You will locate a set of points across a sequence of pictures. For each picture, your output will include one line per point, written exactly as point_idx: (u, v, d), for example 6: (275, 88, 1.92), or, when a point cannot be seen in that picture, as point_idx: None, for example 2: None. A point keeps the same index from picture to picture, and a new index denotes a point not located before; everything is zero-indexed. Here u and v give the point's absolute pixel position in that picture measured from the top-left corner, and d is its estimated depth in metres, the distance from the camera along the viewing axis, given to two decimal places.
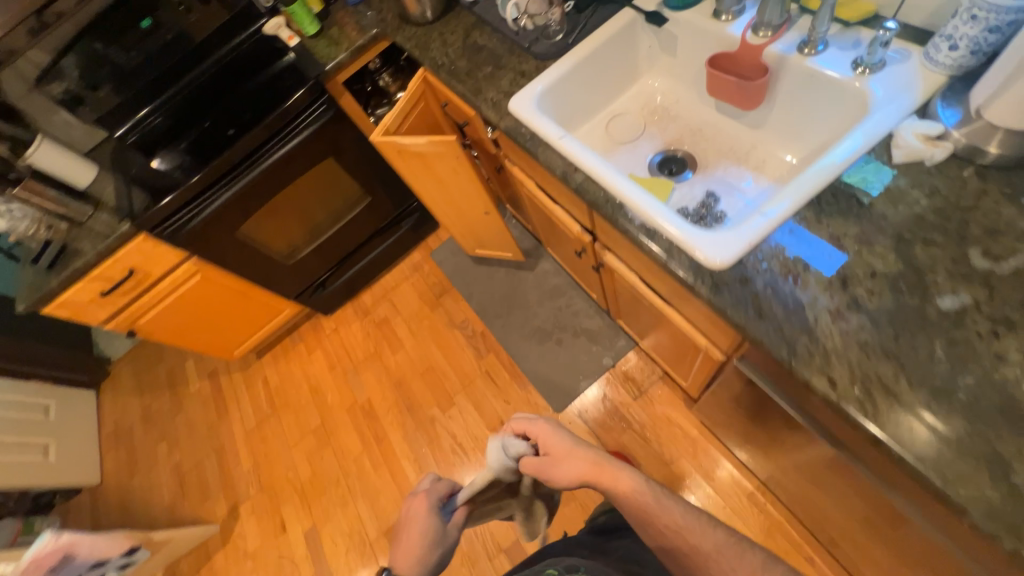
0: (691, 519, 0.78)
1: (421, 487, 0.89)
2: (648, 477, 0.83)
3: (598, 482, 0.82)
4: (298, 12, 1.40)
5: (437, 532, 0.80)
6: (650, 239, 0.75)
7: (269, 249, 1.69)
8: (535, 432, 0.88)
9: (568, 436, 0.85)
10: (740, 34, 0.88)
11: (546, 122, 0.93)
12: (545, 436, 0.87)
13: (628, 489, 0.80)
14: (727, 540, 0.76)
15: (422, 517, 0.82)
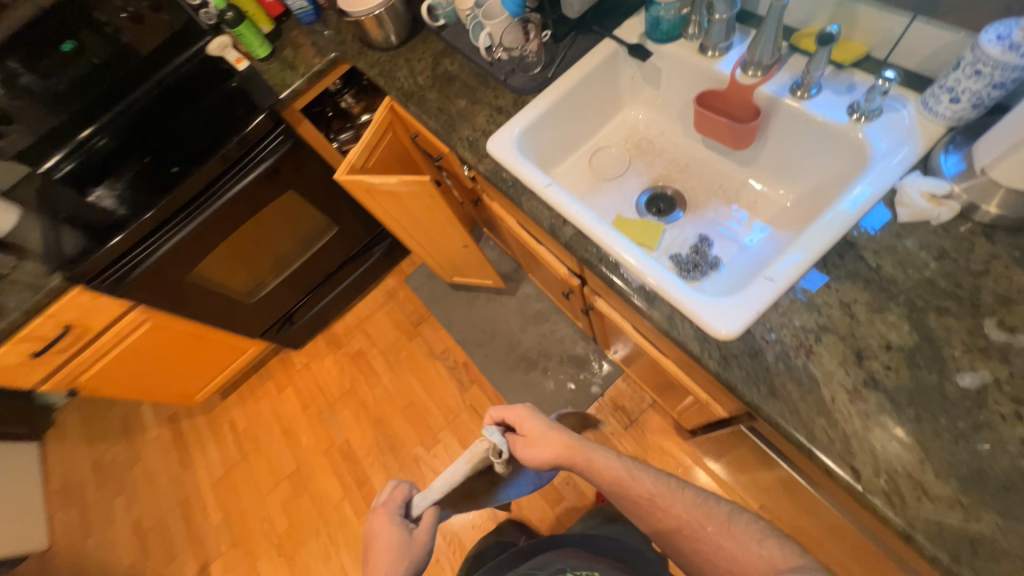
0: (662, 487, 0.77)
1: (380, 499, 0.77)
2: (620, 453, 0.82)
3: (573, 463, 0.81)
4: (247, 36, 1.27)
5: (405, 542, 0.70)
6: (649, 304, 0.69)
7: (228, 290, 1.54)
8: (513, 418, 0.86)
9: (545, 420, 0.84)
10: (729, 72, 0.84)
11: (529, 167, 0.86)
12: (522, 421, 0.85)
13: (602, 465, 0.79)
14: (697, 500, 0.75)
15: (385, 530, 0.71)
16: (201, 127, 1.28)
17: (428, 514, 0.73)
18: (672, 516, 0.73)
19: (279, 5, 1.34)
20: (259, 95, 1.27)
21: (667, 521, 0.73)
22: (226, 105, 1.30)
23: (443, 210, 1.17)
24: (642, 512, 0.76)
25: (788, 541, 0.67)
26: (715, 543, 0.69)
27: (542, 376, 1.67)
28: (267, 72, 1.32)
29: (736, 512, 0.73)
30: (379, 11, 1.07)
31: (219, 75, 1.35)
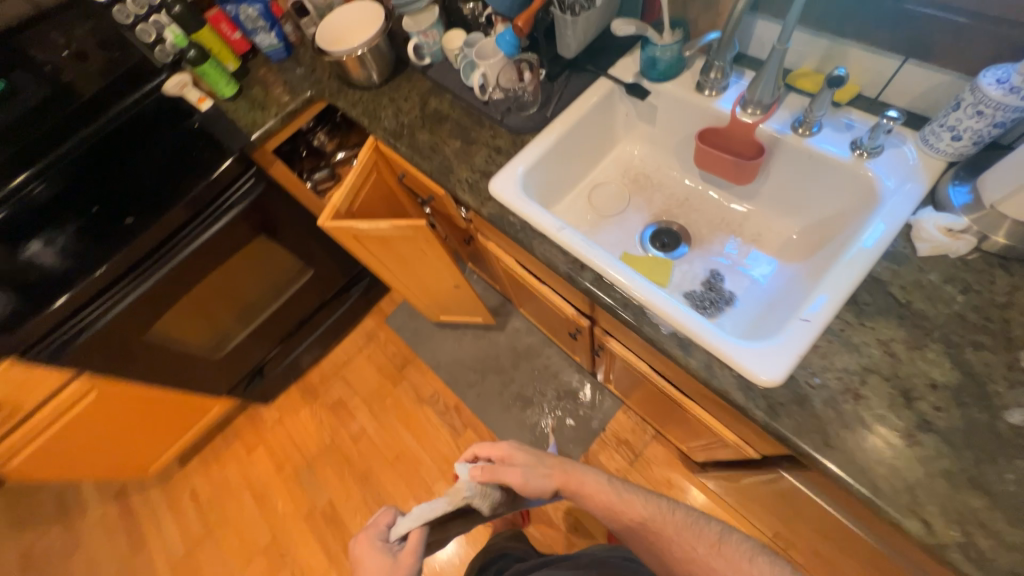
0: (650, 507, 0.78)
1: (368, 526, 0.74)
2: (608, 475, 0.84)
3: (566, 490, 0.82)
4: (209, 74, 1.17)
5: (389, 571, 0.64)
6: (684, 351, 0.66)
7: (190, 347, 1.39)
8: (498, 453, 0.85)
9: (530, 453, 0.84)
10: (729, 110, 0.84)
11: (538, 209, 0.82)
12: (507, 455, 0.84)
13: (590, 487, 0.81)
14: (688, 520, 0.76)
15: (368, 560, 0.66)
16: (159, 172, 1.16)
17: (412, 535, 0.67)
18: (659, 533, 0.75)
19: (245, 43, 1.25)
20: (225, 137, 1.17)
21: (657, 540, 0.75)
22: (187, 148, 1.19)
23: (436, 252, 1.11)
24: (636, 534, 0.77)
25: (776, 556, 0.69)
26: (702, 557, 0.72)
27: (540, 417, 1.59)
28: (234, 111, 1.22)
29: (727, 532, 0.74)
30: (362, 51, 1.02)
31: (178, 116, 1.24)
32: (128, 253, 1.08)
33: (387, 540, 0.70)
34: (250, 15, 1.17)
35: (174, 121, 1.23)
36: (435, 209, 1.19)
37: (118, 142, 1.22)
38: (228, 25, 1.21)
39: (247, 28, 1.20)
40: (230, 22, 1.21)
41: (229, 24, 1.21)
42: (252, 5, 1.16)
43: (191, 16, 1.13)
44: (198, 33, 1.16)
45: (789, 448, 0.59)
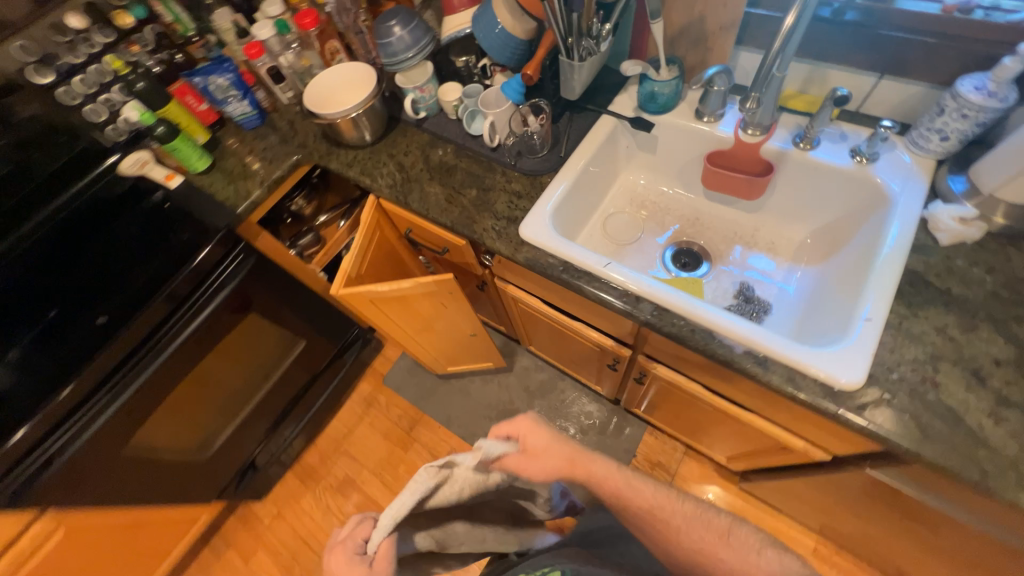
0: (661, 495, 0.71)
1: (338, 536, 0.62)
2: (623, 464, 0.72)
3: (576, 476, 0.70)
4: (184, 151, 1.09)
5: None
6: (763, 368, 0.67)
7: (174, 453, 1.21)
8: (518, 428, 0.72)
9: (552, 431, 0.71)
10: (731, 133, 0.90)
11: (577, 248, 0.82)
12: (525, 429, 0.71)
13: (604, 471, 0.70)
14: (696, 510, 0.70)
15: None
16: (129, 261, 1.03)
17: (386, 544, 0.57)
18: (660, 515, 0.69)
19: (213, 112, 1.18)
20: (205, 213, 1.07)
21: (672, 529, 0.68)
22: (159, 229, 1.07)
23: (457, 303, 1.06)
24: (648, 528, 0.70)
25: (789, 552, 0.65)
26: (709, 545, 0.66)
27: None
28: (210, 185, 1.13)
29: (736, 522, 0.69)
30: (357, 113, 0.99)
31: (139, 195, 1.12)
32: (105, 359, 0.94)
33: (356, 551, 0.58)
34: (219, 85, 1.11)
35: (137, 201, 1.11)
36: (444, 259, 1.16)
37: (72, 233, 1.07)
38: (194, 96, 1.13)
39: (217, 98, 1.14)
40: (196, 93, 1.14)
41: (195, 95, 1.14)
42: (223, 75, 1.10)
43: (155, 89, 1.03)
44: (165, 108, 1.06)
45: (887, 446, 0.61)
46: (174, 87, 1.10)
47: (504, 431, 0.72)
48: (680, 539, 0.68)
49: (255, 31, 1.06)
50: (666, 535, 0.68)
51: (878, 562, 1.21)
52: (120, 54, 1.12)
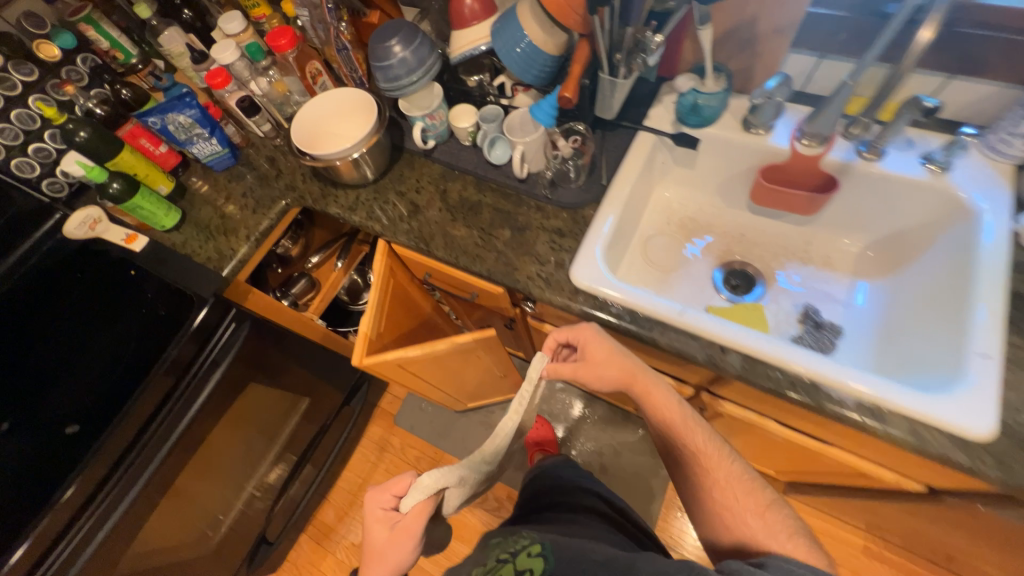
0: (715, 447, 0.69)
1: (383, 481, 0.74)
2: (683, 400, 0.73)
3: (632, 391, 0.74)
4: (148, 209, 0.91)
5: (393, 533, 0.67)
6: (882, 423, 0.60)
7: (179, 552, 1.05)
8: (578, 336, 0.73)
9: (615, 343, 0.73)
10: (787, 145, 0.82)
11: (646, 294, 0.72)
12: (588, 339, 0.73)
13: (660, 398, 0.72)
14: None
15: (373, 524, 0.68)
16: (95, 352, 0.86)
17: (415, 509, 0.66)
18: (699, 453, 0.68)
19: (174, 154, 1.00)
20: (189, 283, 0.90)
21: (720, 488, 0.65)
22: (128, 308, 0.89)
23: (493, 353, 0.96)
24: None
25: None
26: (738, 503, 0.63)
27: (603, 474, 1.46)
28: (182, 245, 0.96)
29: (780, 503, 0.63)
30: (358, 154, 0.84)
31: (97, 269, 0.93)
32: (84, 479, 0.77)
33: (387, 505, 0.70)
34: (181, 123, 0.93)
35: (96, 276, 0.92)
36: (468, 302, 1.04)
37: (6, 323, 0.86)
38: (149, 139, 0.95)
39: (178, 139, 0.96)
40: (151, 135, 0.95)
41: (152, 138, 0.95)
42: (183, 111, 0.92)
43: (102, 137, 0.85)
44: (117, 159, 0.88)
45: None
46: (122, 131, 0.91)
47: (563, 338, 0.74)
48: (714, 499, 0.65)
49: (214, 54, 0.90)
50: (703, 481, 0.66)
51: (935, 557, 1.20)
52: (50, 94, 0.93)
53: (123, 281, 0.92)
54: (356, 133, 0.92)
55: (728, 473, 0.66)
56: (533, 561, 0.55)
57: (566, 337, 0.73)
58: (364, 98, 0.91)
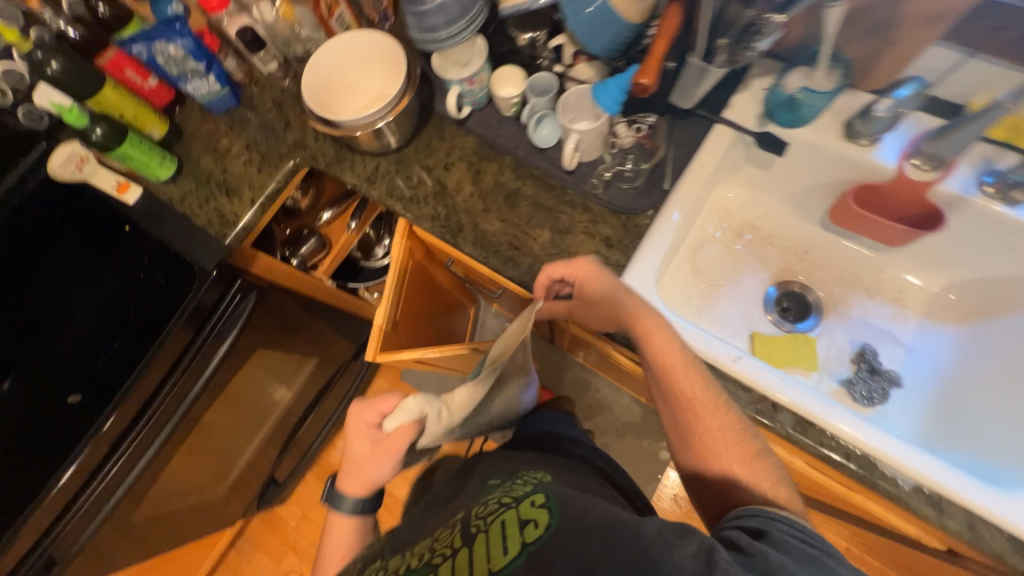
0: (713, 397, 0.59)
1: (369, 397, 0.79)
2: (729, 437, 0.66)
3: (630, 330, 0.63)
4: (138, 160, 0.79)
5: (376, 449, 0.73)
6: (939, 513, 0.55)
7: (193, 495, 1.10)
8: (576, 271, 0.66)
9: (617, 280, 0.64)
10: (895, 165, 0.68)
11: (699, 332, 0.65)
12: (589, 274, 0.65)
13: (663, 342, 0.60)
14: None
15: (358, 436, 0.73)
16: (99, 319, 0.82)
17: (400, 430, 0.72)
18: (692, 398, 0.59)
19: (166, 88, 0.86)
20: (193, 250, 0.81)
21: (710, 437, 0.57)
22: (129, 273, 0.83)
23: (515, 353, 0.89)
24: None
25: None
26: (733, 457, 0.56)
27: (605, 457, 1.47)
28: (180, 201, 0.85)
29: None
30: (384, 123, 0.72)
31: (97, 224, 0.85)
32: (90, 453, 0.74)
33: (374, 422, 0.75)
34: (171, 56, 0.77)
35: (93, 232, 0.85)
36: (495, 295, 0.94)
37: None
38: (136, 70, 0.80)
39: (169, 73, 0.81)
40: (137, 64, 0.80)
41: (139, 68, 0.80)
42: (173, 40, 0.76)
43: (77, 69, 0.71)
44: (98, 96, 0.74)
45: None
46: (103, 58, 0.76)
47: (558, 273, 0.67)
48: (705, 449, 0.57)
49: None
50: (692, 428, 0.58)
51: None
52: None
53: (122, 239, 0.84)
54: (384, 87, 0.78)
55: (719, 417, 0.58)
56: (536, 512, 0.56)
57: (562, 267, 0.66)
58: (388, 42, 0.75)
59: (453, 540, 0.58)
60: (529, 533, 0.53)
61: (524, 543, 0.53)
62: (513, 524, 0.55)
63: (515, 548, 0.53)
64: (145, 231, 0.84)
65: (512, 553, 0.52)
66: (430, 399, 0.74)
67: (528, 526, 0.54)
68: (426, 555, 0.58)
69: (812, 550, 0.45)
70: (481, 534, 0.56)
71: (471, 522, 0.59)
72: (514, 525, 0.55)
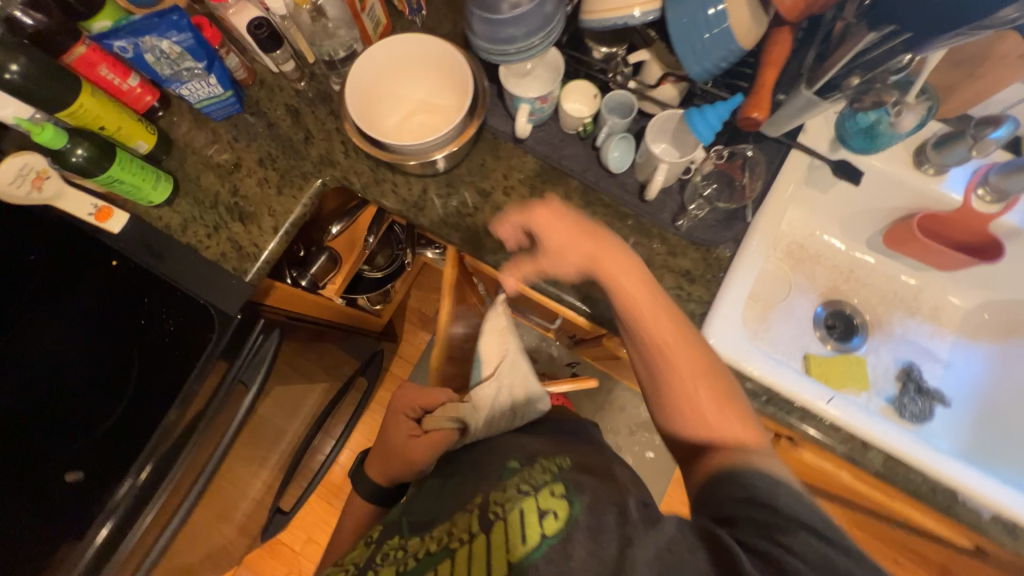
0: (690, 347, 0.56)
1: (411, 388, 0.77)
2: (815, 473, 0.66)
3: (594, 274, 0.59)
4: (131, 185, 0.64)
5: (409, 443, 0.71)
6: (1013, 538, 0.59)
7: (202, 544, 0.99)
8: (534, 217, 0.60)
9: (577, 218, 0.59)
10: (962, 196, 0.69)
11: (788, 373, 0.64)
12: (548, 217, 0.59)
13: (629, 289, 0.57)
14: None
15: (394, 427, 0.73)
16: (93, 380, 0.68)
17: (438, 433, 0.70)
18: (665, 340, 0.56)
19: (148, 89, 0.70)
20: (210, 295, 0.69)
21: (686, 382, 0.55)
22: (125, 321, 0.69)
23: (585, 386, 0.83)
24: None
25: None
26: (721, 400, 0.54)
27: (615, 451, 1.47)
28: (181, 230, 0.71)
29: None
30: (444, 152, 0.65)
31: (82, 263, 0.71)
32: (101, 548, 0.61)
33: (411, 416, 0.73)
34: (165, 53, 0.63)
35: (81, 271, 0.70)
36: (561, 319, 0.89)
37: None
38: (113, 68, 0.64)
39: (158, 74, 0.66)
40: (116, 62, 0.65)
41: (119, 68, 0.65)
42: (167, 36, 0.61)
43: (47, 74, 0.56)
44: (75, 108, 0.59)
45: None
46: (72, 57, 0.60)
47: (516, 221, 0.62)
48: (687, 397, 0.55)
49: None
50: (666, 375, 0.56)
51: None
52: None
53: (112, 279, 0.70)
54: (433, 96, 0.71)
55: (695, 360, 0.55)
56: (556, 503, 0.50)
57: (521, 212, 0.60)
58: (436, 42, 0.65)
59: (469, 525, 0.53)
60: (549, 525, 0.48)
61: (541, 536, 0.48)
62: (532, 514, 0.50)
63: (534, 538, 0.48)
64: (141, 269, 0.70)
65: (531, 543, 0.48)
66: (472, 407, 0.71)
67: (545, 517, 0.49)
68: (443, 538, 0.54)
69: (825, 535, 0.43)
70: (498, 522, 0.51)
71: (487, 508, 0.53)
72: (533, 514, 0.49)
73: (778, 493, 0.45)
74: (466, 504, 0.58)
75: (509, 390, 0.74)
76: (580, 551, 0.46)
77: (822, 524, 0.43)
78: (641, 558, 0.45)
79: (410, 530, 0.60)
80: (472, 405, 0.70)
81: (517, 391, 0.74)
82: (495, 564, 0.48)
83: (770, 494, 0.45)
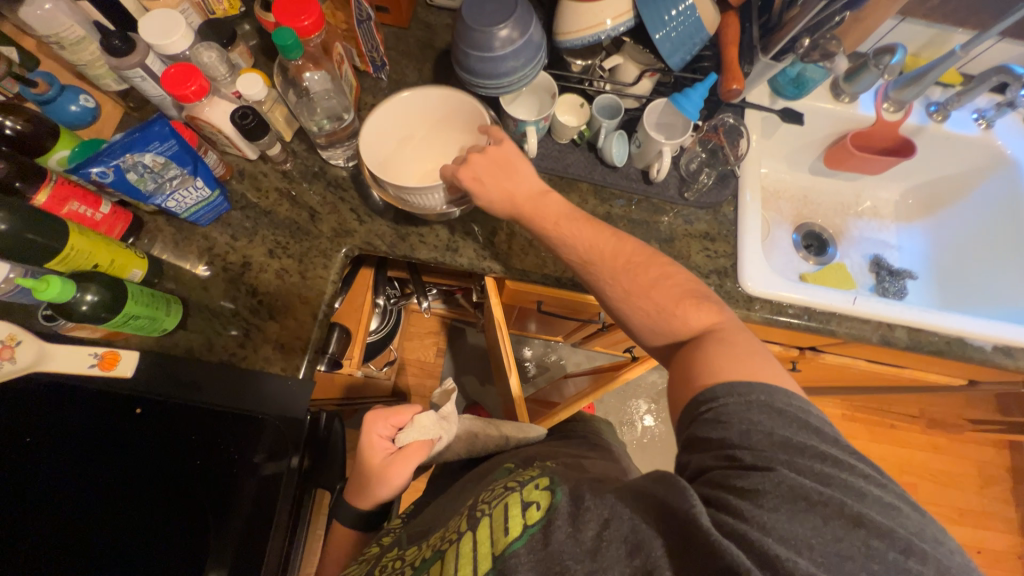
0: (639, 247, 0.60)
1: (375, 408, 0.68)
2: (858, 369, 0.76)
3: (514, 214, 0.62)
4: (146, 317, 0.59)
5: (388, 464, 0.63)
6: (1012, 358, 0.74)
7: None
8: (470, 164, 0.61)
9: (509, 155, 0.62)
10: (875, 112, 0.86)
11: (816, 289, 0.74)
12: (483, 155, 0.61)
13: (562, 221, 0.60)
14: None
15: (360, 452, 0.65)
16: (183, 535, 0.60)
17: (413, 452, 0.63)
18: (601, 259, 0.59)
19: (122, 214, 0.63)
20: (274, 409, 0.65)
21: (644, 302, 0.57)
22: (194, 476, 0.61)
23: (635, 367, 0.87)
24: None
25: None
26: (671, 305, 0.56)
27: (640, 422, 1.51)
28: (206, 349, 0.66)
29: None
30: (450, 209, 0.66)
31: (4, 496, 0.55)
32: None
33: (387, 435, 0.66)
34: (151, 168, 0.57)
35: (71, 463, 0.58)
36: (595, 315, 0.92)
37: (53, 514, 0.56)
38: (84, 200, 0.57)
39: (141, 193, 0.60)
40: (85, 192, 0.58)
41: (90, 197, 0.58)
42: (149, 148, 0.56)
43: (34, 225, 0.50)
44: (66, 251, 0.53)
45: None
46: (40, 198, 0.53)
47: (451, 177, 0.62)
48: (655, 319, 0.56)
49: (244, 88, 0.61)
50: (612, 293, 0.58)
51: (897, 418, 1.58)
52: None
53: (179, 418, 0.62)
54: (429, 130, 0.73)
55: (632, 273, 0.58)
56: (540, 496, 0.46)
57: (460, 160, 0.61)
58: (437, 95, 0.68)
59: (456, 527, 0.50)
60: (532, 515, 0.44)
61: (524, 527, 0.44)
62: (516, 506, 0.46)
63: (516, 530, 0.44)
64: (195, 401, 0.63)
65: (513, 534, 0.43)
66: (448, 418, 0.67)
67: (529, 509, 0.45)
68: (433, 544, 0.51)
69: (810, 440, 0.42)
70: (482, 519, 0.47)
71: (476, 508, 0.50)
72: (516, 506, 0.46)
73: (751, 428, 0.43)
74: (456, 513, 0.56)
75: (496, 423, 0.75)
76: (561, 536, 0.41)
77: (790, 449, 0.41)
78: (618, 538, 0.40)
79: (410, 541, 0.59)
80: (437, 413, 0.66)
81: (505, 426, 0.75)
82: (478, 562, 0.43)
83: (740, 432, 0.43)
